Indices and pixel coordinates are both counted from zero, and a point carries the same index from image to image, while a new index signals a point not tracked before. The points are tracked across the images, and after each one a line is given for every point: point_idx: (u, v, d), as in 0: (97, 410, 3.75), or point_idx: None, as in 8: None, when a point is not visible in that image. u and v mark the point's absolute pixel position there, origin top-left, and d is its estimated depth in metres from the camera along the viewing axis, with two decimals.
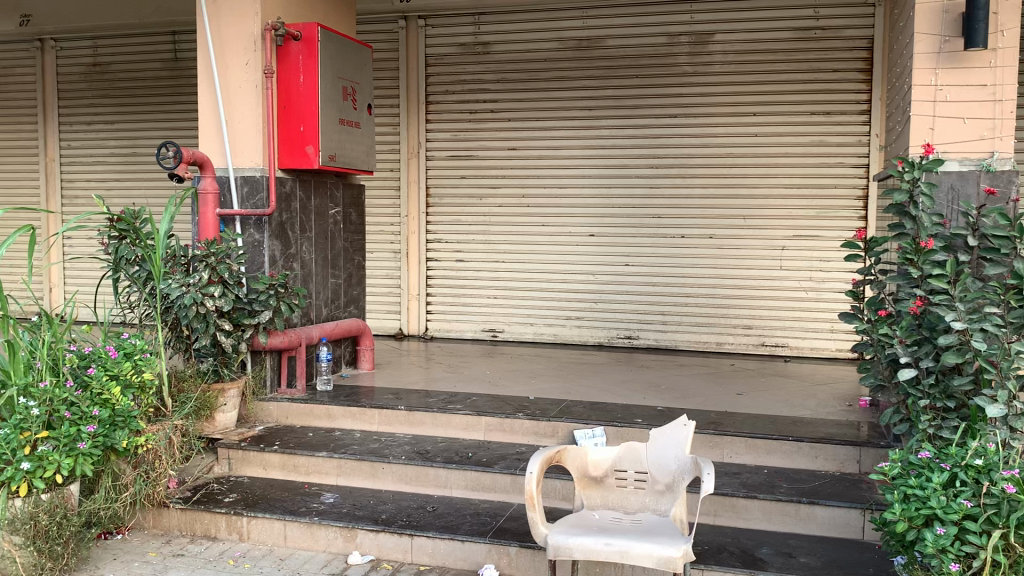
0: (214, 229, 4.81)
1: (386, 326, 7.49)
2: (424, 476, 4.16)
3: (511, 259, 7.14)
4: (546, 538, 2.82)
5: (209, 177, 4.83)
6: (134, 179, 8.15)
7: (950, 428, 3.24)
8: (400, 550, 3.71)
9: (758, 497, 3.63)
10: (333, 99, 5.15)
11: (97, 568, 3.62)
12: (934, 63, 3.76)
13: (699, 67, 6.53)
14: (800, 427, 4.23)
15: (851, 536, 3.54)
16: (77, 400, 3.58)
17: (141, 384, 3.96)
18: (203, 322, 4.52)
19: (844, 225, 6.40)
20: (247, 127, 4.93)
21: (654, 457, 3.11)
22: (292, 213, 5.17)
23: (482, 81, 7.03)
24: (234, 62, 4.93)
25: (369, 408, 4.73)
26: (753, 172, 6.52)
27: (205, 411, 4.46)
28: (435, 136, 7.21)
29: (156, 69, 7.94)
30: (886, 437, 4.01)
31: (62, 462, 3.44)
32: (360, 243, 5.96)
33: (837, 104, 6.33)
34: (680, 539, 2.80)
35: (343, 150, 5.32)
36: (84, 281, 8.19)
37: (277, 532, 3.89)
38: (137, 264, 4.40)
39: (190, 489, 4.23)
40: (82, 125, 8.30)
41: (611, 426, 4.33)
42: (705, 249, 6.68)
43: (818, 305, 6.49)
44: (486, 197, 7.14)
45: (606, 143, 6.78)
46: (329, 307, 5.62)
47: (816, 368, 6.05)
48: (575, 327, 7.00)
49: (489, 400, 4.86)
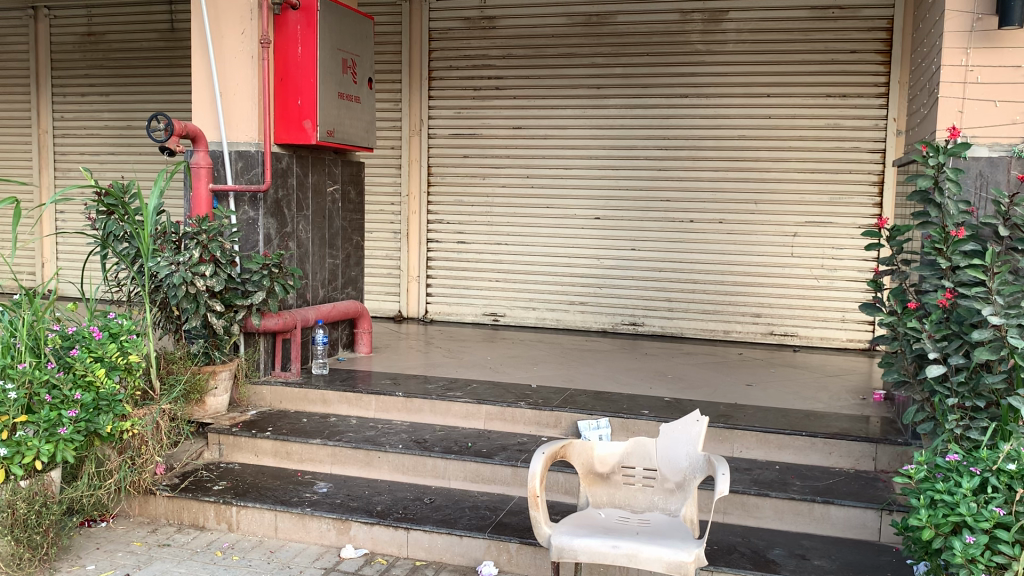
0: (207, 205, 4.63)
1: (385, 308, 7.33)
2: (421, 466, 4.00)
3: (514, 241, 6.96)
4: (550, 538, 2.65)
5: (202, 151, 4.62)
6: (129, 153, 7.94)
7: (978, 428, 3.04)
8: (396, 544, 3.56)
9: (770, 496, 3.47)
10: (332, 71, 4.94)
11: (78, 558, 3.46)
12: (966, 42, 3.56)
13: (711, 45, 6.31)
14: (814, 422, 4.07)
15: (867, 537, 3.39)
16: (59, 382, 3.40)
17: (127, 367, 3.76)
18: (193, 302, 4.31)
19: (858, 212, 6.20)
20: (242, 100, 4.74)
21: (665, 455, 2.94)
22: (289, 189, 4.98)
23: (487, 56, 6.81)
24: (230, 32, 4.73)
25: (366, 394, 4.56)
26: (765, 156, 6.33)
27: (194, 395, 4.29)
28: (437, 113, 7.01)
29: (151, 39, 7.70)
30: (903, 434, 3.85)
31: (42, 448, 3.28)
32: (359, 223, 5.78)
33: (853, 87, 6.11)
34: (691, 542, 2.65)
35: (342, 126, 5.11)
36: (75, 256, 8.00)
37: (267, 523, 3.74)
38: (126, 241, 4.24)
39: (178, 476, 4.08)
40: (76, 96, 8.08)
41: (617, 417, 4.17)
42: (714, 234, 6.49)
43: (829, 294, 6.31)
44: (489, 176, 6.94)
45: (614, 123, 6.58)
46: (326, 288, 5.44)
47: (826, 359, 5.89)
48: (579, 313, 6.83)
49: (490, 388, 4.70)
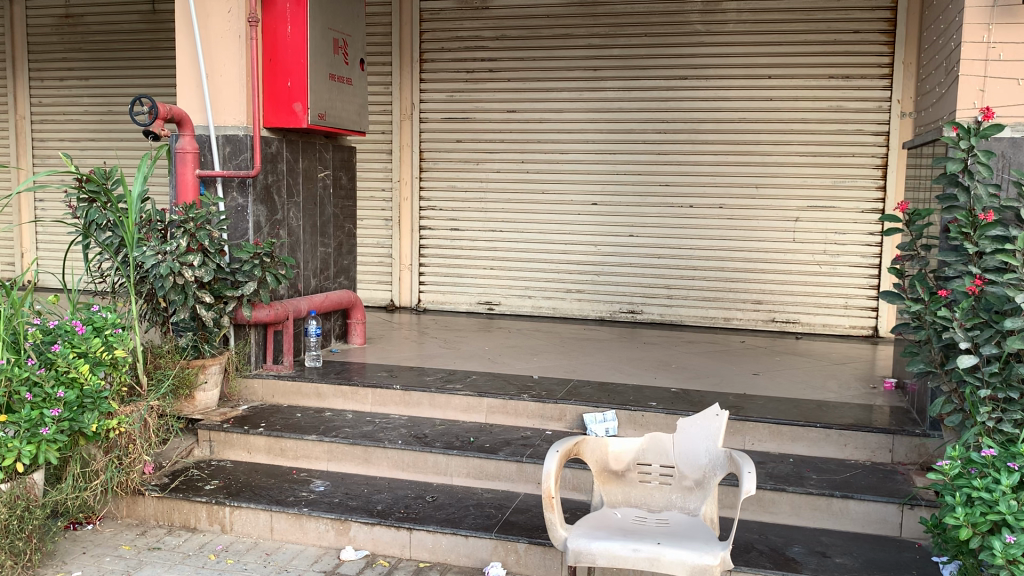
0: (193, 192, 4.43)
1: (377, 297, 7.15)
2: (422, 462, 3.85)
3: (508, 228, 6.79)
4: (566, 541, 2.51)
5: (188, 136, 4.41)
6: (111, 139, 7.70)
7: (1012, 420, 2.94)
8: (398, 545, 3.41)
9: (787, 491, 3.35)
10: (323, 51, 4.74)
11: (63, 564, 3.28)
12: (988, 18, 3.41)
13: (711, 26, 6.14)
14: (826, 412, 3.95)
15: (888, 533, 3.28)
16: (40, 380, 3.23)
17: (112, 362, 3.55)
18: (181, 294, 4.13)
19: (862, 196, 6.07)
20: (229, 81, 4.51)
21: (682, 451, 2.81)
22: (279, 175, 4.78)
23: (480, 38, 6.62)
24: (216, 10, 4.50)
25: (362, 388, 4.40)
26: (767, 139, 6.18)
27: (183, 391, 4.12)
28: (428, 97, 6.81)
29: (132, 22, 7.44)
30: (921, 425, 3.73)
31: (23, 449, 3.10)
32: (351, 210, 5.60)
33: (857, 68, 5.96)
34: (715, 544, 2.50)
35: (334, 108, 4.92)
36: (55, 246, 7.78)
37: (262, 524, 3.58)
38: (109, 230, 4.04)
39: (168, 475, 3.91)
40: (54, 80, 7.81)
41: (624, 409, 4.03)
42: (714, 220, 6.35)
43: (832, 280, 6.19)
44: (483, 161, 6.76)
45: (611, 106, 6.41)
46: (318, 278, 5.26)
47: (830, 347, 5.78)
48: (576, 301, 6.68)
49: (491, 380, 4.55)
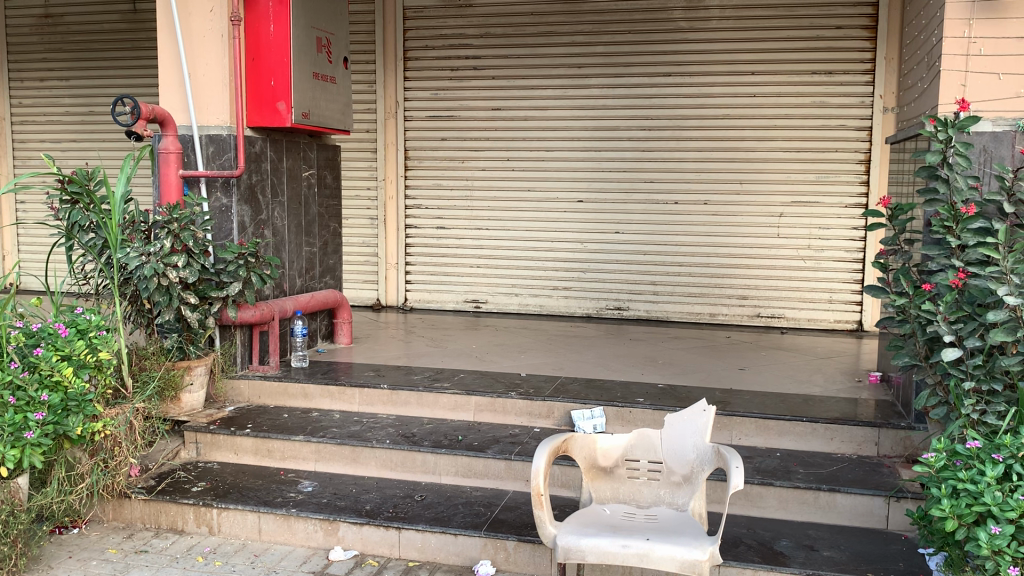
0: (176, 192, 4.37)
1: (363, 296, 7.13)
2: (411, 461, 3.84)
3: (494, 226, 6.79)
4: (555, 538, 2.51)
5: (171, 136, 4.37)
6: (92, 139, 7.63)
7: (996, 412, 2.99)
8: (387, 545, 3.40)
9: (774, 485, 3.37)
10: (306, 50, 4.72)
11: (49, 569, 3.25)
12: (968, 13, 3.43)
13: (695, 22, 6.16)
14: (813, 406, 3.98)
15: (875, 525, 3.31)
16: (24, 383, 3.19)
17: (96, 365, 3.51)
18: (166, 295, 4.12)
19: (845, 191, 6.11)
20: (213, 81, 4.50)
21: (670, 446, 2.82)
22: (263, 174, 4.75)
23: (464, 35, 6.61)
24: (198, 8, 4.46)
25: (348, 388, 4.39)
26: (751, 136, 6.21)
27: (169, 392, 4.10)
28: (413, 95, 6.79)
29: (112, 21, 7.36)
30: (906, 418, 3.76)
31: (7, 454, 3.07)
32: (336, 209, 5.58)
33: (839, 63, 5.99)
34: (704, 539, 2.52)
35: (317, 107, 4.89)
36: (38, 247, 7.71)
37: (249, 525, 3.56)
38: (92, 232, 4.00)
39: (155, 477, 3.88)
40: (34, 81, 7.73)
41: (612, 406, 4.04)
42: (699, 215, 6.37)
43: (816, 275, 6.23)
44: (469, 160, 6.76)
45: (596, 103, 6.41)
46: (304, 277, 5.23)
47: (815, 341, 5.81)
48: (562, 298, 6.69)
49: (478, 378, 4.55)
